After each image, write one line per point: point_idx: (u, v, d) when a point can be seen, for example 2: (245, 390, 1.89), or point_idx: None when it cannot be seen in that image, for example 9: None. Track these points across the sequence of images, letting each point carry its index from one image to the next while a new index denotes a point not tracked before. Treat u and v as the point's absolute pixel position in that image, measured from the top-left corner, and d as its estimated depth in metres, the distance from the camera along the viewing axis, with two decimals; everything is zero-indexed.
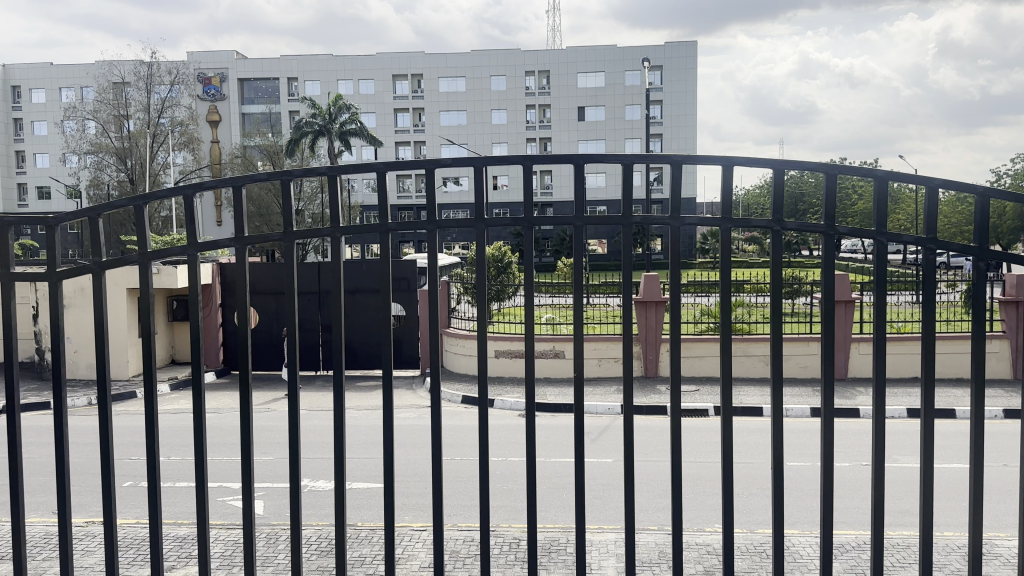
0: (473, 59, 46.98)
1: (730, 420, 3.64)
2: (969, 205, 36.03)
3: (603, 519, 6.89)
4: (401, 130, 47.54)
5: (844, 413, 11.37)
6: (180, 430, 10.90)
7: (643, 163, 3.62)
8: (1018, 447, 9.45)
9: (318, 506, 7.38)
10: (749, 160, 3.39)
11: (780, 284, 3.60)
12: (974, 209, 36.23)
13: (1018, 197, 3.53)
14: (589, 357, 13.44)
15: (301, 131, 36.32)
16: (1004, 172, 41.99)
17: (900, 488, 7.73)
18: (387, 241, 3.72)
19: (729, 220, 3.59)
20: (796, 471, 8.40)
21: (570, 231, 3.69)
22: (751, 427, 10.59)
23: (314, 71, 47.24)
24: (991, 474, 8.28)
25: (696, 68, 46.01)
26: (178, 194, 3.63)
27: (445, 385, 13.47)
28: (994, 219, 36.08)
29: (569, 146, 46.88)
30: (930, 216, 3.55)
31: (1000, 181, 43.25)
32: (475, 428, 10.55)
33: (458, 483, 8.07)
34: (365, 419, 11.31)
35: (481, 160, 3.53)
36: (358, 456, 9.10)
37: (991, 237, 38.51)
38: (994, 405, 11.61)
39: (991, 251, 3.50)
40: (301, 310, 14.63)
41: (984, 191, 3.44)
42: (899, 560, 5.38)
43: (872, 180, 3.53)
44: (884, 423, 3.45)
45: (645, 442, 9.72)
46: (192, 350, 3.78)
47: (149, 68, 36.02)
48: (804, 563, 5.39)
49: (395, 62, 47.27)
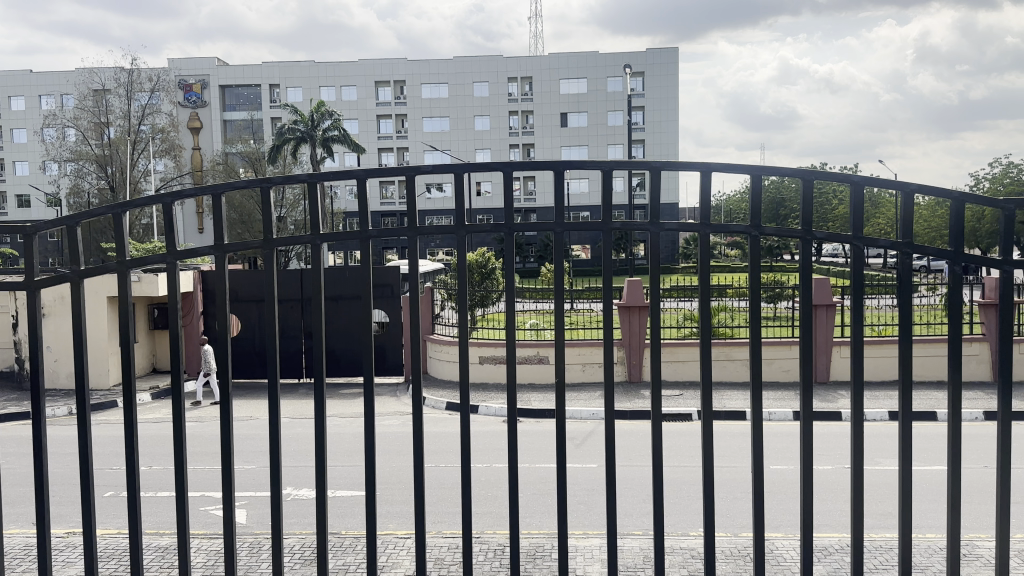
0: (455, 66, 47.04)
1: (712, 423, 3.66)
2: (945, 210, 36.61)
3: (586, 525, 6.90)
4: (384, 136, 47.47)
5: (825, 417, 11.46)
6: (160, 439, 10.82)
7: (622, 168, 3.63)
8: (996, 448, 9.57)
9: (300, 514, 7.34)
10: (727, 166, 3.43)
11: (758, 289, 3.62)
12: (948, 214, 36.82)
13: (994, 202, 3.57)
14: (574, 363, 13.47)
15: (283, 137, 36.11)
16: (983, 177, 42.62)
17: (880, 490, 7.82)
18: (368, 249, 3.71)
19: (708, 225, 3.61)
20: (777, 474, 8.48)
21: (552, 235, 3.68)
22: (733, 431, 10.67)
23: (295, 77, 47.19)
24: (969, 476, 8.37)
25: (676, 74, 46.36)
26: (158, 202, 3.60)
27: (429, 392, 13.43)
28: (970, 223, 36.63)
29: (553, 153, 47.04)
30: (906, 222, 3.59)
31: (978, 186, 43.89)
32: (458, 435, 10.55)
33: (441, 490, 8.04)
34: (349, 427, 11.27)
35: (463, 165, 3.51)
36: (339, 464, 9.07)
37: (968, 241, 39.08)
38: (973, 406, 11.76)
39: (966, 255, 3.55)
40: (283, 316, 14.54)
41: (957, 196, 3.49)
42: (882, 562, 5.43)
43: (848, 185, 3.56)
44: (861, 425, 3.48)
45: (628, 447, 9.76)
46: (172, 358, 3.74)
47: (129, 76, 35.64)
48: (788, 565, 5.42)
49: (377, 68, 47.24)
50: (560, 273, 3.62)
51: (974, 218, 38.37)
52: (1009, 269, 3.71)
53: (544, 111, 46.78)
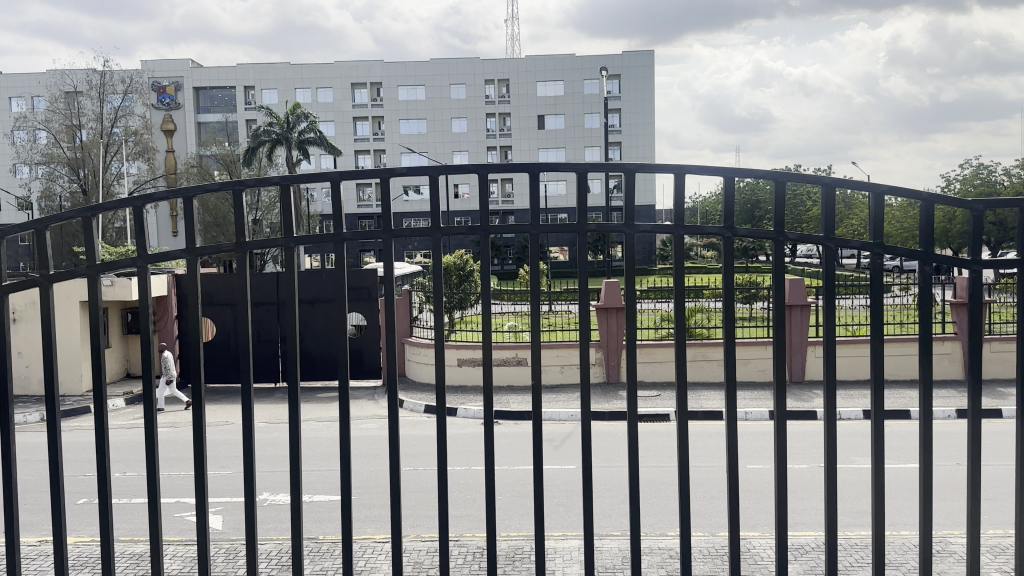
0: (431, 68, 46.95)
1: (687, 423, 3.67)
2: (917, 211, 37.12)
3: (564, 526, 6.91)
4: (360, 138, 47.25)
5: (800, 416, 11.57)
6: (133, 446, 10.68)
7: (597, 170, 3.64)
8: (966, 445, 9.73)
9: (276, 520, 7.27)
10: (700, 168, 3.45)
11: (732, 289, 3.64)
12: (920, 215, 37.34)
13: (961, 203, 3.63)
14: (552, 364, 13.50)
15: (258, 139, 35.78)
16: (953, 179, 43.32)
17: (855, 488, 7.91)
18: (342, 251, 3.69)
19: (682, 227, 3.63)
20: (753, 473, 8.54)
21: (527, 237, 3.68)
22: (711, 431, 10.74)
23: (270, 79, 46.87)
24: (940, 473, 8.50)
25: (652, 77, 46.60)
26: (128, 205, 3.55)
27: (407, 395, 13.38)
28: (941, 224, 37.19)
29: (530, 155, 47.11)
30: (877, 223, 3.63)
31: (949, 188, 44.59)
32: (436, 438, 10.53)
33: (419, 494, 8.01)
34: (326, 431, 11.20)
35: (438, 167, 3.51)
36: (316, 469, 9.00)
37: (939, 242, 39.65)
38: (945, 404, 11.91)
39: (936, 255, 3.59)
40: (259, 320, 14.42)
41: (927, 197, 3.53)
42: (857, 560, 5.48)
43: (820, 187, 3.59)
44: (834, 423, 3.53)
45: (605, 448, 9.80)
46: (143, 362, 3.69)
47: (101, 78, 35.18)
48: (764, 564, 5.46)
49: (353, 70, 47.05)
50: (537, 275, 3.63)
51: (944, 219, 38.95)
52: (977, 269, 3.77)
53: (521, 113, 46.84)
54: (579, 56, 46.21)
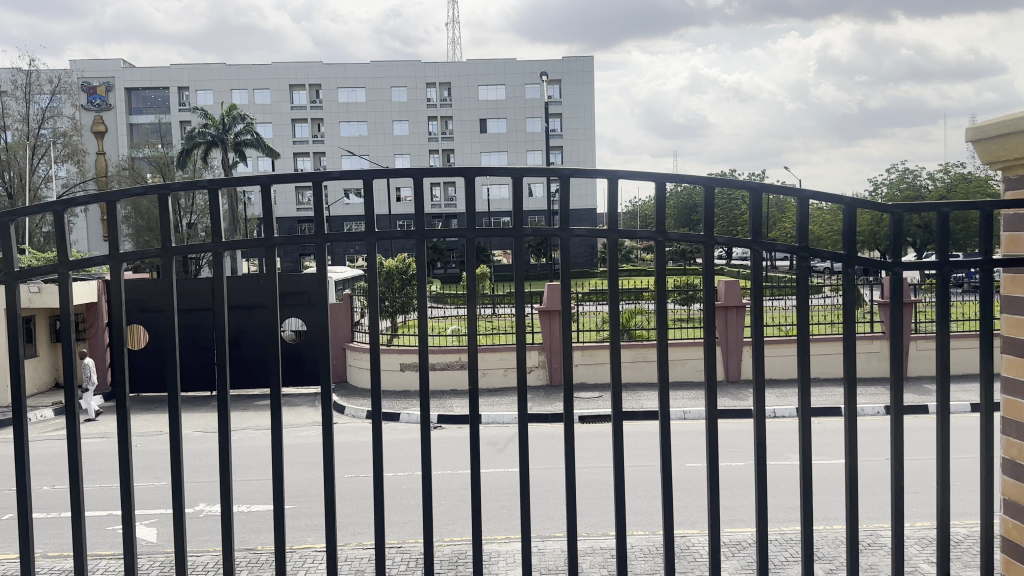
0: (371, 70, 46.56)
1: (623, 424, 3.69)
2: (846, 215, 38.35)
3: (505, 529, 6.92)
4: (300, 141, 46.61)
5: (737, 415, 11.83)
6: (60, 458, 10.31)
7: (533, 175, 3.64)
8: (891, 441, 10.11)
9: (211, 531, 7.10)
10: (633, 173, 3.50)
11: (664, 292, 3.70)
12: (849, 218, 38.58)
13: (882, 208, 3.76)
14: (495, 368, 13.52)
15: (193, 141, 34.98)
16: (881, 184, 44.91)
17: (787, 485, 8.13)
18: (274, 256, 3.63)
19: (615, 231, 3.67)
20: (690, 472, 8.71)
21: (463, 241, 3.67)
22: (650, 432, 10.91)
23: (206, 80, 45.87)
24: (867, 468, 8.81)
25: (592, 82, 47.12)
26: (49, 209, 3.44)
27: (349, 401, 13.24)
28: (869, 227, 38.50)
29: (472, 158, 47.15)
30: (803, 227, 3.73)
31: (876, 192, 46.22)
32: (376, 444, 10.44)
33: (359, 500, 7.92)
34: (263, 439, 11.01)
35: (373, 172, 3.48)
36: (253, 478, 8.83)
37: (867, 244, 41.04)
38: (873, 401, 12.33)
39: (858, 258, 3.72)
40: (193, 326, 14.08)
41: (850, 202, 3.65)
42: (789, 556, 5.63)
43: (748, 192, 3.69)
44: (763, 420, 3.52)
45: (546, 450, 9.86)
46: (65, 372, 3.57)
47: (26, 77, 33.90)
48: (700, 561, 5.57)
49: (291, 72, 46.37)
50: (473, 279, 3.62)
51: (872, 222, 40.35)
52: (896, 272, 3.90)
53: (463, 117, 46.85)
54: (520, 60, 46.45)
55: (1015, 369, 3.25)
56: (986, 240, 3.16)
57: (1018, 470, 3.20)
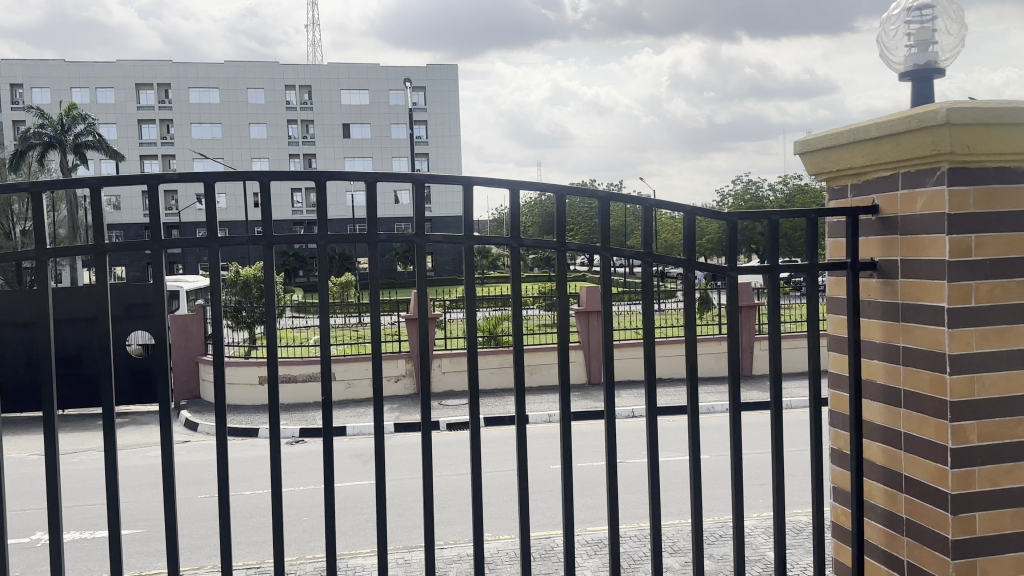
0: (227, 71, 44.72)
1: (479, 428, 3.64)
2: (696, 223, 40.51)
3: (361, 543, 6.83)
4: (148, 142, 44.17)
5: (594, 418, 12.29)
6: None
7: (391, 180, 3.48)
8: (731, 439, 10.82)
9: (38, 563, 6.57)
10: (486, 180, 3.35)
11: (519, 299, 3.76)
12: (700, 226, 40.76)
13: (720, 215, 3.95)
14: (359, 378, 13.36)
15: (26, 142, 32.40)
16: (727, 194, 47.83)
17: (637, 487, 8.52)
18: (105, 267, 3.35)
19: (470, 237, 3.59)
20: (548, 477, 8.93)
21: (313, 249, 3.45)
22: (511, 438, 11.12)
23: (40, 75, 42.62)
24: (710, 467, 9.37)
25: (456, 90, 47.41)
26: None
27: (204, 417, 12.69)
28: (716, 235, 40.86)
29: (335, 164, 46.31)
30: (648, 234, 3.88)
31: (723, 202, 49.18)
32: (229, 461, 10.05)
33: (209, 522, 7.59)
34: (103, 460, 10.34)
35: (208, 176, 3.14)
36: (89, 503, 8.26)
37: (715, 250, 43.54)
38: (719, 401, 13.14)
39: (697, 263, 3.90)
40: (24, 341, 13.02)
41: (694, 212, 3.76)
42: (635, 558, 5.92)
43: (598, 200, 3.79)
44: (613, 424, 3.29)
45: (406, 460, 9.83)
46: None
47: None
48: (553, 566, 5.76)
49: (138, 70, 43.84)
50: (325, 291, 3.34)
51: (719, 231, 42.84)
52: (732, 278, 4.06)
53: (324, 121, 45.89)
54: (383, 66, 46.05)
55: (842, 364, 3.33)
56: (813, 246, 3.24)
57: (846, 460, 3.31)
